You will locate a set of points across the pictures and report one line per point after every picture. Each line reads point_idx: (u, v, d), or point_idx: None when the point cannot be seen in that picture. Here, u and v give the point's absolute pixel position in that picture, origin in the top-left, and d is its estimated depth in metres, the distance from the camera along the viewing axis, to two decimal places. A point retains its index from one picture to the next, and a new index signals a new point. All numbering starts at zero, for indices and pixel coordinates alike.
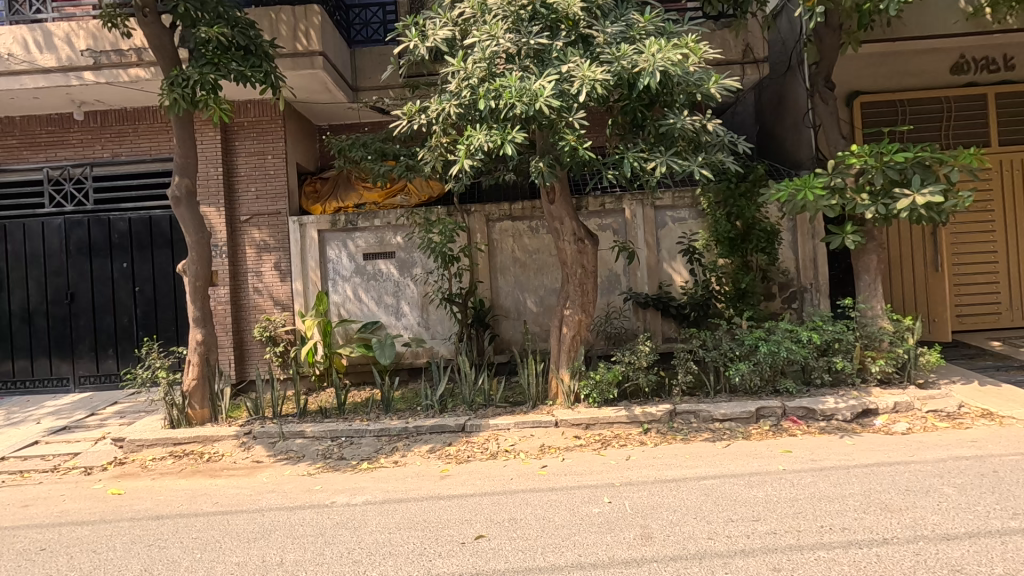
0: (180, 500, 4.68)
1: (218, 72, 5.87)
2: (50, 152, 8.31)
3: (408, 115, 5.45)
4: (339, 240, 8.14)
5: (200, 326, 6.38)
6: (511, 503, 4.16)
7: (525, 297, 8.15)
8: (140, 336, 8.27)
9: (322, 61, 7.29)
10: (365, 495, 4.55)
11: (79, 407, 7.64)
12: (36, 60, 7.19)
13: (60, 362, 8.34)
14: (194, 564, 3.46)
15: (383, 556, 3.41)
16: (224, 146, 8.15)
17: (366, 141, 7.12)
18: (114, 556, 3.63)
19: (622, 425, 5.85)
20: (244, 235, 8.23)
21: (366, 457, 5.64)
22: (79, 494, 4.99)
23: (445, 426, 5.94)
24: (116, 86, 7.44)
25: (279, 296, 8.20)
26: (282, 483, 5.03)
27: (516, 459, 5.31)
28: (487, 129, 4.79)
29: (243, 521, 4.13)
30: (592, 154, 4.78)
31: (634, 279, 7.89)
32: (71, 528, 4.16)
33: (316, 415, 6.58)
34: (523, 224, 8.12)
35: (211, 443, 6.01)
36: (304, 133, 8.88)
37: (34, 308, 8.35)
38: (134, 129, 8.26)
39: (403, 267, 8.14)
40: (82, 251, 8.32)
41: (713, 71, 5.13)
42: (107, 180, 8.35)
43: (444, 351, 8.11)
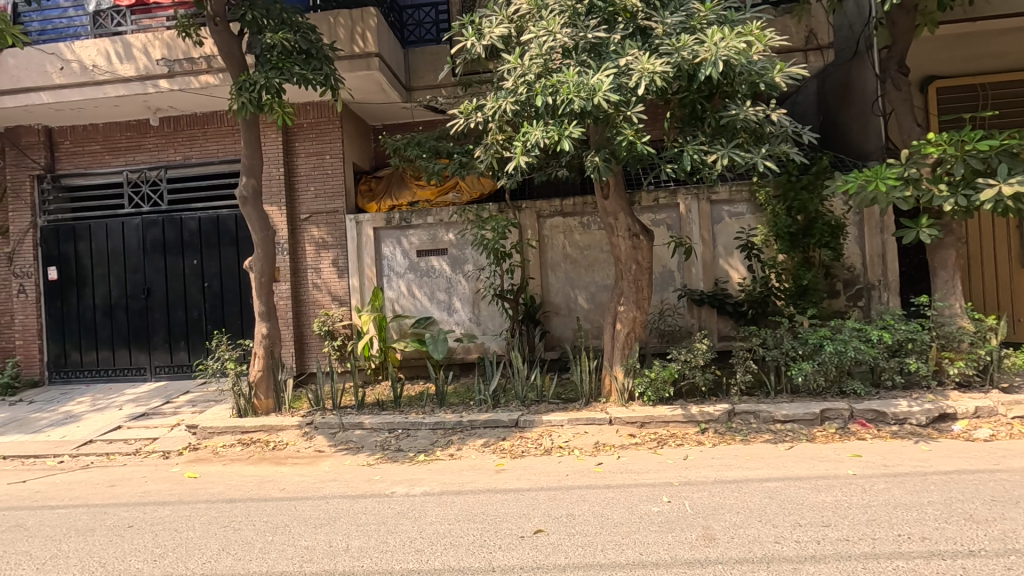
0: (249, 485, 4.92)
1: (283, 76, 6.10)
2: (129, 156, 8.89)
3: (464, 113, 5.51)
4: (393, 237, 8.34)
5: (265, 319, 6.68)
6: (568, 499, 4.16)
7: (575, 294, 8.12)
8: (209, 329, 8.73)
9: (378, 62, 7.47)
10: (423, 486, 4.65)
11: (155, 395, 8.14)
12: (117, 70, 7.70)
13: (138, 352, 8.91)
14: (267, 546, 3.64)
15: (444, 547, 3.47)
16: (285, 147, 8.47)
17: (421, 139, 7.22)
18: (194, 535, 3.86)
19: (678, 424, 5.74)
20: (304, 233, 8.54)
21: (422, 449, 5.77)
22: (158, 477, 5.33)
23: (498, 420, 6.00)
24: (187, 92, 7.86)
25: (336, 292, 8.46)
26: (344, 473, 5.20)
27: (571, 456, 5.30)
28: (544, 125, 4.79)
29: (309, 508, 4.30)
30: (651, 148, 4.70)
31: (688, 275, 7.73)
32: (154, 507, 4.45)
33: (373, 407, 6.78)
34: (575, 220, 8.08)
35: (276, 432, 6.29)
36: (360, 134, 9.12)
37: (115, 302, 8.94)
38: (203, 133, 8.72)
39: (455, 264, 8.25)
40: (157, 249, 8.84)
41: (777, 59, 4.94)
42: (179, 182, 8.86)
43: (495, 347, 8.19)
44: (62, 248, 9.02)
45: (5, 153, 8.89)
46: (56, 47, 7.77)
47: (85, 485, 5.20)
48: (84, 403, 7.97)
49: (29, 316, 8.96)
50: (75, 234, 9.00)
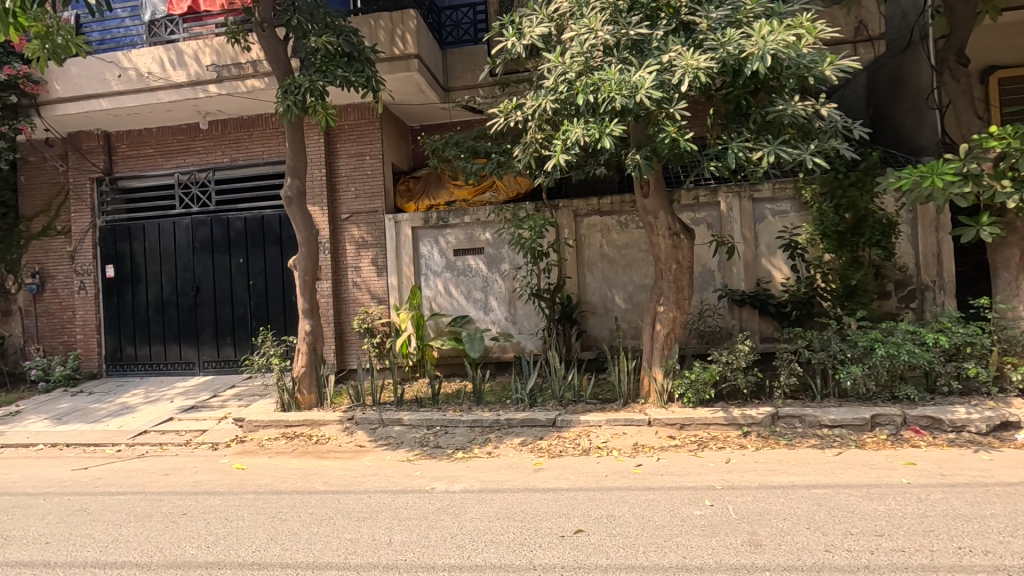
0: (294, 478, 5.06)
1: (327, 79, 6.25)
2: (180, 159, 9.24)
3: (504, 113, 5.54)
4: (431, 237, 8.44)
5: (308, 317, 6.86)
6: (608, 500, 4.13)
7: (613, 293, 8.04)
8: (254, 325, 9.02)
9: (417, 63, 7.57)
10: (463, 483, 4.69)
11: (203, 388, 8.46)
12: (169, 76, 8.03)
13: (187, 347, 9.28)
14: (313, 537, 3.74)
15: (484, 544, 3.49)
16: (327, 148, 8.67)
17: (459, 139, 7.27)
18: (244, 524, 3.99)
19: (720, 427, 5.62)
20: (344, 233, 8.72)
21: (460, 446, 5.82)
22: (208, 467, 5.54)
23: (535, 420, 6.02)
24: (234, 97, 8.14)
25: (376, 290, 8.61)
26: (385, 468, 5.29)
27: (609, 457, 5.25)
28: (585, 123, 4.76)
29: (351, 501, 4.40)
30: (694, 145, 4.62)
31: (729, 275, 7.56)
32: (206, 497, 4.63)
33: (412, 404, 6.90)
34: (612, 219, 8.01)
35: (318, 427, 6.45)
36: (399, 135, 9.26)
37: (166, 299, 9.33)
38: (249, 135, 9.01)
39: (491, 263, 8.29)
40: (205, 249, 9.18)
41: (827, 52, 4.78)
42: (227, 183, 9.19)
43: (531, 346, 8.19)
44: (118, 247, 9.46)
45: (68, 157, 9.39)
46: (114, 56, 8.16)
47: (141, 473, 5.45)
48: (138, 395, 8.36)
49: (88, 311, 9.43)
50: (130, 234, 9.43)
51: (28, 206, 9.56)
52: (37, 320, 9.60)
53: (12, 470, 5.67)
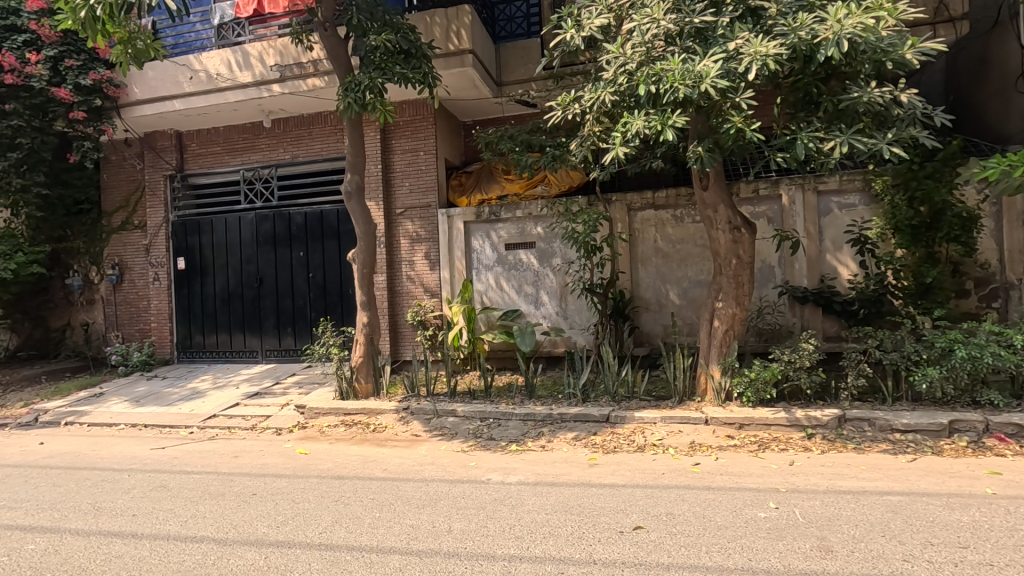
0: (354, 464, 5.23)
1: (385, 76, 6.38)
2: (245, 156, 9.66)
3: (561, 106, 5.53)
4: (483, 231, 8.51)
5: (365, 308, 7.07)
6: (667, 498, 4.06)
7: (667, 289, 7.89)
8: (312, 316, 9.36)
9: (472, 58, 7.62)
10: (518, 475, 4.72)
11: (266, 376, 8.85)
12: (236, 77, 8.39)
13: (251, 337, 9.72)
14: (375, 521, 3.85)
15: (543, 536, 3.51)
16: (383, 144, 8.86)
17: (513, 133, 7.28)
18: (310, 507, 4.16)
19: (781, 428, 5.43)
20: (399, 227, 8.89)
21: (513, 439, 5.86)
22: (274, 451, 5.80)
23: (588, 415, 6.00)
24: (296, 95, 8.43)
25: (428, 284, 8.75)
26: (440, 457, 5.39)
27: (665, 454, 5.15)
28: (645, 115, 4.68)
29: (410, 488, 4.51)
30: (761, 136, 4.48)
31: (791, 272, 7.28)
32: (273, 479, 4.86)
33: (465, 396, 7.01)
34: (667, 213, 7.84)
35: (375, 416, 6.64)
36: (452, 130, 9.35)
37: (232, 290, 9.80)
38: (309, 133, 9.33)
39: (543, 257, 8.28)
40: (268, 243, 9.58)
41: (908, 34, 4.52)
42: (288, 179, 9.55)
43: (582, 341, 8.15)
44: (188, 241, 9.99)
45: (144, 156, 9.98)
46: (186, 59, 8.60)
47: (212, 454, 5.76)
48: (207, 380, 8.83)
49: (162, 301, 10.02)
50: (199, 228, 9.94)
51: (109, 202, 10.23)
52: (116, 309, 10.26)
53: (99, 447, 6.11)
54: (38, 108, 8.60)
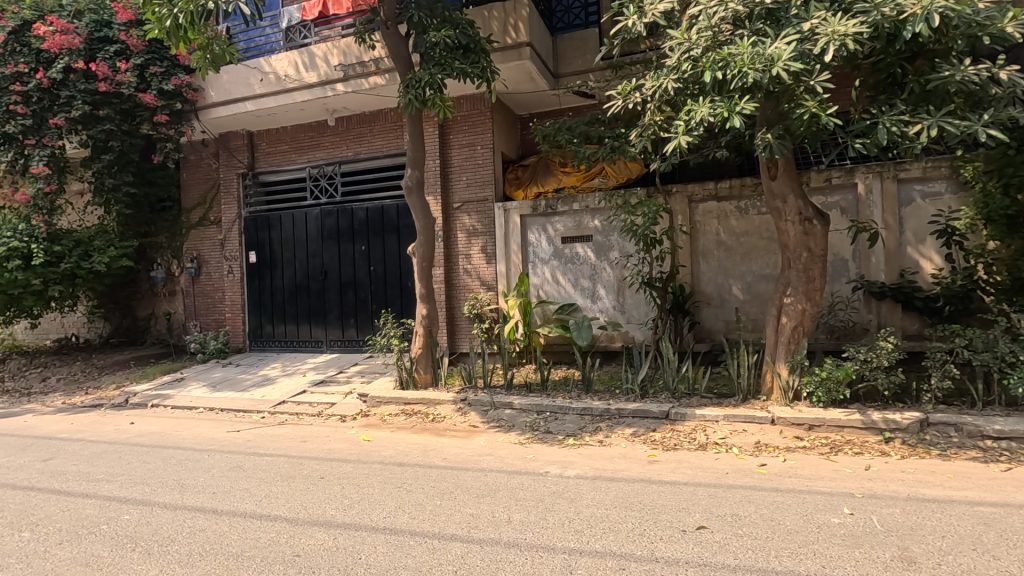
0: (415, 452, 5.37)
1: (445, 72, 6.46)
2: (310, 154, 10.05)
3: (621, 95, 5.41)
4: (539, 224, 8.50)
5: (424, 301, 7.21)
6: (732, 498, 3.93)
7: (729, 283, 7.61)
8: (373, 308, 9.65)
9: (529, 51, 7.61)
10: (576, 469, 4.70)
11: (331, 365, 9.22)
12: (303, 78, 8.73)
13: (316, 327, 10.14)
14: (437, 508, 3.94)
15: (603, 531, 3.48)
16: (441, 139, 8.99)
17: (571, 125, 7.20)
18: (374, 492, 4.30)
19: (856, 431, 5.14)
20: (456, 221, 9.01)
21: (571, 433, 5.83)
22: (339, 437, 6.04)
23: (647, 411, 5.90)
24: (359, 94, 8.69)
25: (485, 277, 8.82)
26: (498, 449, 5.44)
27: (729, 454, 4.99)
28: (711, 102, 4.52)
29: (469, 478, 4.58)
30: (837, 121, 4.24)
31: (866, 266, 6.85)
32: (339, 463, 5.05)
33: (521, 389, 7.06)
34: (730, 205, 7.56)
35: (434, 406, 6.79)
36: (509, 124, 9.36)
37: (298, 283, 10.24)
38: (370, 130, 9.59)
39: (600, 251, 8.18)
40: (332, 238, 9.95)
41: (1007, 6, 4.17)
42: (350, 176, 9.85)
43: (640, 336, 8.01)
44: (259, 236, 10.53)
45: (219, 155, 10.55)
46: (257, 62, 9.03)
47: (282, 438, 6.06)
48: (276, 368, 9.28)
49: (236, 293, 10.61)
50: (269, 224, 10.44)
51: (188, 199, 10.89)
52: (195, 300, 10.91)
53: (182, 428, 6.56)
54: (127, 113, 9.29)
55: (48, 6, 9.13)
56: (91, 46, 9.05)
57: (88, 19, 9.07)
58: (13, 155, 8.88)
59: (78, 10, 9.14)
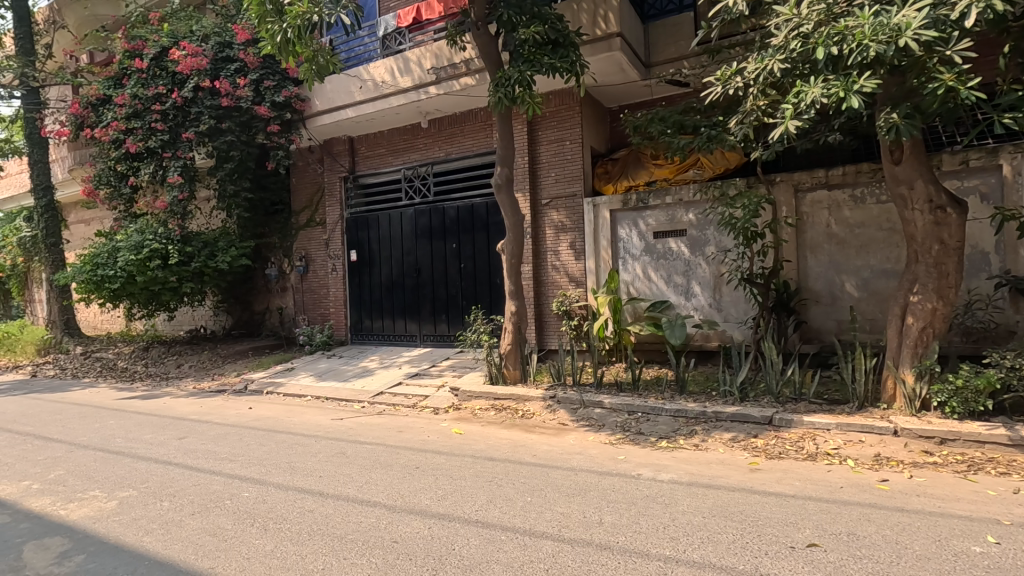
0: (505, 447, 5.42)
1: (534, 68, 6.45)
2: (405, 156, 10.46)
3: (721, 80, 5.13)
4: (630, 219, 8.27)
5: (513, 298, 7.28)
6: (847, 515, 3.59)
7: (842, 279, 6.98)
8: (464, 304, 9.88)
9: (619, 41, 7.41)
10: (670, 473, 4.52)
11: (424, 358, 9.57)
12: (398, 83, 9.12)
13: (410, 322, 10.57)
14: (527, 505, 3.95)
15: (701, 540, 3.31)
16: (529, 136, 9.01)
17: (664, 115, 6.92)
18: (466, 484, 4.40)
19: (1001, 448, 4.51)
20: (545, 218, 8.99)
21: (664, 435, 5.61)
22: (432, 429, 6.24)
23: (748, 415, 5.56)
24: (450, 95, 8.92)
25: (574, 274, 8.73)
26: (588, 448, 5.36)
27: (843, 466, 4.56)
28: (824, 82, 4.16)
29: (559, 476, 4.54)
30: (980, 94, 3.73)
31: (1013, 260, 5.98)
32: (433, 455, 5.22)
33: (611, 388, 6.93)
34: (843, 193, 6.91)
35: (523, 402, 6.83)
36: (598, 117, 9.18)
37: (394, 280, 10.72)
38: (461, 130, 9.82)
39: (695, 245, 7.81)
40: (425, 236, 10.32)
41: None
42: (442, 176, 10.14)
43: (739, 336, 7.58)
44: (359, 236, 11.14)
45: (324, 161, 11.29)
46: (357, 71, 9.55)
47: (381, 428, 6.37)
48: (375, 361, 9.79)
49: (338, 289, 11.31)
50: (368, 224, 11.03)
51: (296, 202, 11.76)
52: (304, 296, 11.77)
53: (292, 414, 7.09)
54: (245, 125, 10.16)
55: (181, 34, 10.28)
56: (216, 65, 10.01)
57: (213, 42, 10.04)
58: (154, 167, 10.07)
59: (205, 34, 10.19)
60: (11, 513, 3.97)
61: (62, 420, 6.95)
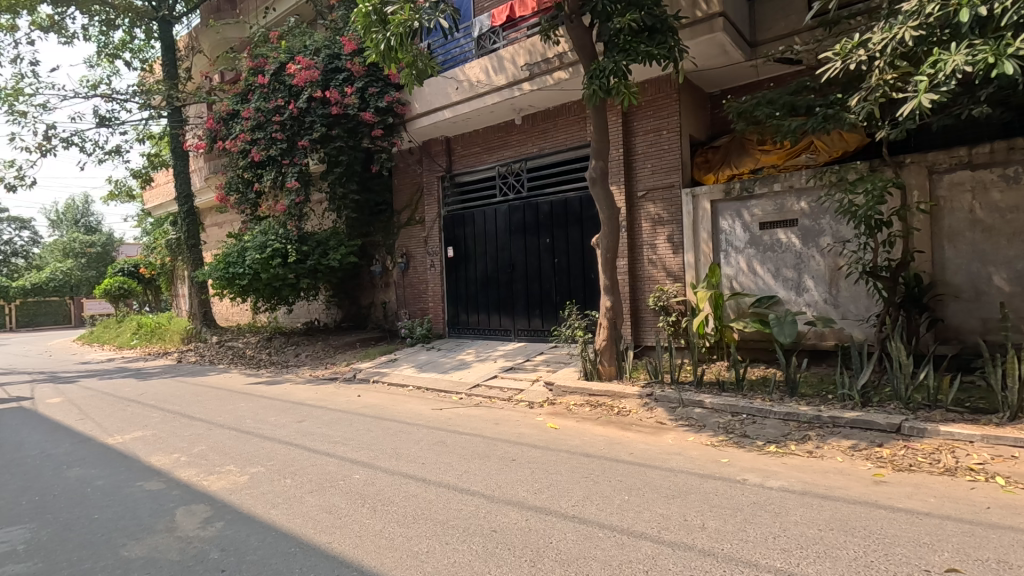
0: (600, 444, 5.36)
1: (630, 57, 6.26)
2: (499, 153, 10.63)
3: (841, 54, 4.71)
4: (733, 210, 7.81)
5: (608, 293, 7.18)
6: (996, 540, 3.16)
7: (988, 272, 6.14)
8: (558, 299, 9.88)
9: (722, 22, 7.01)
10: (780, 481, 4.23)
11: (519, 353, 9.69)
12: (493, 82, 9.28)
13: (504, 317, 10.75)
14: (624, 504, 3.87)
15: (818, 555, 3.07)
16: (624, 127, 8.80)
17: (772, 97, 6.46)
18: (562, 479, 4.40)
19: None
20: (640, 211, 8.74)
21: (772, 439, 5.26)
22: (528, 422, 6.32)
23: (871, 421, 5.08)
24: (544, 91, 8.92)
25: (671, 268, 8.42)
26: (688, 449, 5.15)
27: (990, 484, 4.01)
28: (969, 47, 3.84)
29: (658, 477, 4.42)
30: None
31: None
32: (529, 448, 5.28)
33: (713, 387, 6.61)
34: (990, 174, 6.07)
35: (619, 399, 6.71)
36: (698, 103, 8.75)
37: (489, 275, 10.96)
38: (554, 125, 9.81)
39: (807, 236, 7.23)
40: (519, 232, 10.44)
41: None
42: (535, 171, 10.19)
43: (860, 335, 6.92)
44: (456, 233, 11.50)
45: (423, 161, 11.79)
46: (453, 72, 9.85)
47: (477, 419, 6.54)
48: (471, 354, 10.06)
49: (436, 284, 11.77)
50: (464, 221, 11.34)
51: (398, 202, 12.37)
52: (405, 291, 12.38)
53: (396, 403, 7.49)
54: (352, 131, 10.84)
55: (296, 49, 11.15)
56: (326, 76, 10.76)
57: (324, 54, 10.81)
58: (275, 173, 11.06)
59: (317, 48, 10.99)
60: (165, 481, 4.56)
61: (203, 401, 7.87)
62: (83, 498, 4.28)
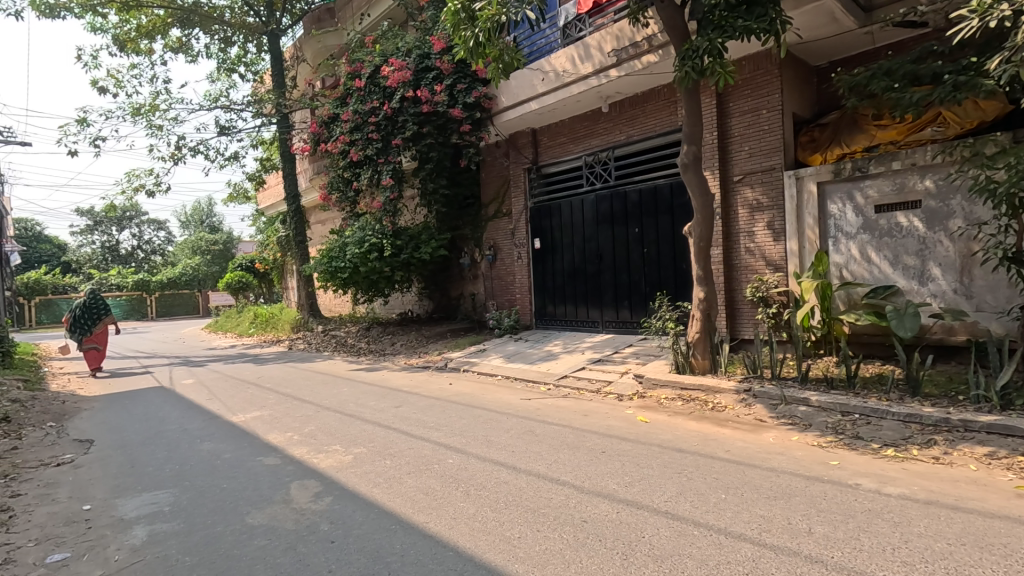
0: (694, 440, 5.17)
1: (726, 34, 5.92)
2: (585, 142, 10.51)
3: (979, 12, 4.18)
4: (843, 192, 7.18)
5: (701, 283, 6.89)
6: None
7: None
8: (647, 291, 9.62)
9: None
10: (900, 488, 3.86)
11: (607, 344, 9.56)
12: (579, 71, 9.17)
13: (592, 308, 10.64)
14: (721, 503, 3.71)
15: (947, 570, 2.77)
16: (719, 109, 8.37)
17: (891, 67, 5.85)
18: (654, 473, 4.31)
19: None
20: (736, 196, 8.27)
21: (890, 441, 4.80)
22: (617, 415, 6.23)
23: (1013, 427, 4.50)
24: (632, 76, 8.66)
25: (772, 256, 7.90)
26: (792, 449, 4.83)
27: None
28: None
29: (758, 476, 4.18)
30: None
31: None
32: (619, 441, 5.21)
33: (819, 384, 6.15)
34: None
35: (713, 394, 6.43)
36: (803, 78, 8.11)
37: (576, 266, 10.88)
38: (643, 111, 9.51)
39: (933, 218, 6.50)
40: (607, 222, 10.27)
41: None
42: (623, 159, 9.96)
43: (999, 329, 6.14)
44: (542, 224, 11.52)
45: (509, 154, 11.94)
46: (540, 64, 9.85)
47: (566, 411, 6.54)
48: (558, 346, 10.06)
49: (524, 276, 11.89)
50: (550, 212, 11.33)
51: (485, 194, 12.60)
52: (493, 282, 12.62)
53: (486, 392, 7.67)
54: (442, 128, 11.18)
55: (389, 51, 11.63)
56: (417, 76, 11.16)
57: (415, 54, 11.19)
58: (371, 171, 11.68)
59: (408, 49, 11.41)
60: (281, 457, 5.00)
61: (311, 385, 8.52)
62: (213, 469, 4.80)
